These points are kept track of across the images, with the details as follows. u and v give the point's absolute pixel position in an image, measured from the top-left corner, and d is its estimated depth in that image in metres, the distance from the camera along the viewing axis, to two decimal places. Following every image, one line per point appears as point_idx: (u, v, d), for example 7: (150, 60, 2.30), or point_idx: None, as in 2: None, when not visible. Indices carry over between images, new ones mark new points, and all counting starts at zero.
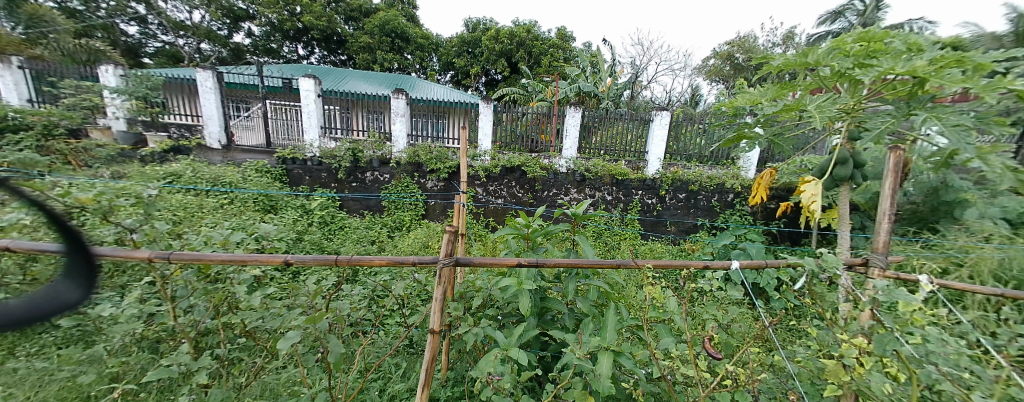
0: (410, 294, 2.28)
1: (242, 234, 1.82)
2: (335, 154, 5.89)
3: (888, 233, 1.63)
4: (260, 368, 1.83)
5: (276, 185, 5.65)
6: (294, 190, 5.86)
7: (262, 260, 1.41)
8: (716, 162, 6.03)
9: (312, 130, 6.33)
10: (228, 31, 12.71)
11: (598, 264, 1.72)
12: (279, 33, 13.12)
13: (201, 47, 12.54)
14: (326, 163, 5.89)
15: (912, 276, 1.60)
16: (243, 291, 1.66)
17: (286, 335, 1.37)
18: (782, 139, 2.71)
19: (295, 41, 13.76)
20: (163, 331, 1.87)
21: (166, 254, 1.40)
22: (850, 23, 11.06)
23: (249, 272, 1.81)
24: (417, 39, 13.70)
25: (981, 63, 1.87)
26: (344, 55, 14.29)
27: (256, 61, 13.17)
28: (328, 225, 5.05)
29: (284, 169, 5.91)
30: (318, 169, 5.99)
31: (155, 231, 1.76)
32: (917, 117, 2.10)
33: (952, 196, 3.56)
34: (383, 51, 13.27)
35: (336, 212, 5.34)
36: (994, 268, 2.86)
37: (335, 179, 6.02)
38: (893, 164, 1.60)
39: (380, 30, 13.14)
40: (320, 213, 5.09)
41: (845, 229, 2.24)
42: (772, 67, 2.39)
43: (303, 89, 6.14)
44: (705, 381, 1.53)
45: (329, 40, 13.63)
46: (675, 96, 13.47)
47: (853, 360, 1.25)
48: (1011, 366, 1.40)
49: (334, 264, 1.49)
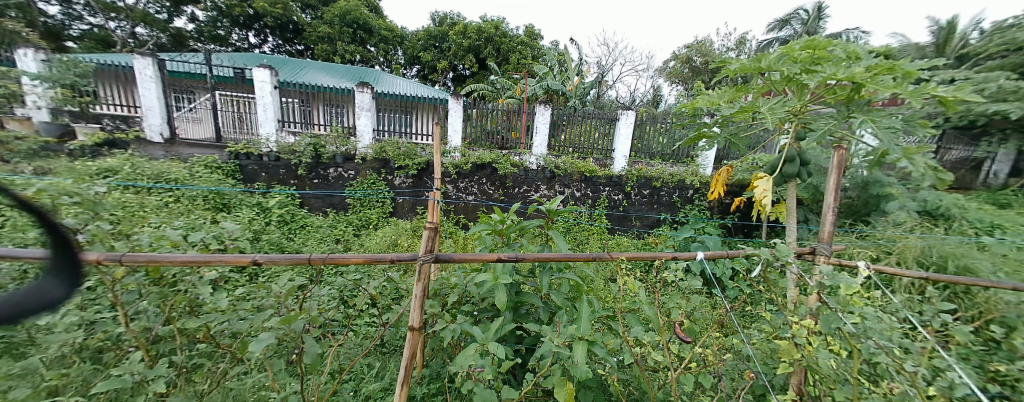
0: (382, 293, 2.22)
1: (199, 233, 1.70)
2: (295, 149, 5.61)
3: (832, 224, 1.78)
4: (224, 374, 1.71)
5: (228, 181, 5.28)
6: (249, 187, 5.52)
7: (228, 260, 1.35)
8: (677, 160, 6.31)
9: (267, 124, 5.99)
10: (167, 15, 11.77)
11: (573, 258, 1.77)
12: (226, 19, 12.27)
13: (136, 31, 11.48)
14: (284, 158, 5.58)
15: (851, 263, 1.76)
16: (206, 292, 1.57)
17: (259, 337, 1.31)
18: (738, 139, 2.85)
19: (245, 28, 13.00)
20: (108, 339, 1.72)
21: (116, 256, 1.29)
22: (796, 31, 11.92)
23: (209, 273, 1.70)
24: (381, 31, 13.27)
25: (908, 71, 2.09)
26: (301, 45, 13.65)
27: (201, 49, 12.23)
28: (289, 224, 4.84)
29: (237, 165, 5.52)
30: (276, 166, 5.64)
31: (101, 232, 1.63)
32: (856, 120, 2.31)
33: (880, 191, 3.95)
34: (344, 43, 12.71)
35: (296, 211, 5.10)
36: (918, 254, 3.22)
37: (293, 176, 5.70)
38: (837, 161, 1.75)
39: (340, 20, 12.56)
40: (279, 211, 4.84)
41: (793, 222, 2.42)
42: (729, 70, 2.55)
43: (257, 80, 5.75)
44: (673, 364, 1.63)
45: (284, 29, 13.04)
46: (638, 97, 13.97)
47: (803, 339, 1.41)
48: (929, 339, 1.59)
49: (307, 263, 1.43)
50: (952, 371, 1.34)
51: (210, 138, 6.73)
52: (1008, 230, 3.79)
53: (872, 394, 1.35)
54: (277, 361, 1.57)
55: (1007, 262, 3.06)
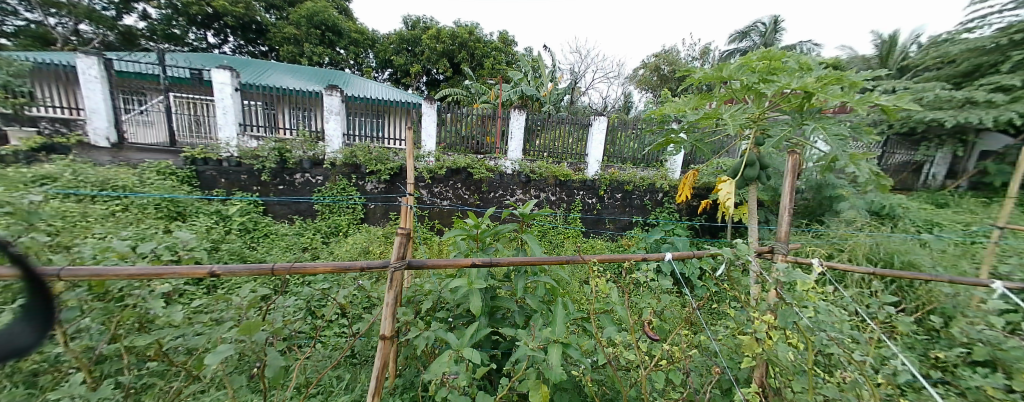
0: (353, 303, 2.13)
1: (150, 243, 1.57)
2: (258, 154, 5.36)
3: (789, 223, 1.87)
4: (178, 392, 1.57)
5: (183, 188, 4.97)
6: (207, 194, 5.22)
7: (183, 272, 1.27)
8: (647, 165, 6.51)
9: (228, 128, 5.72)
10: (116, 12, 11.08)
11: (547, 261, 1.78)
12: (182, 17, 11.66)
13: (80, 28, 10.68)
14: (246, 164, 5.33)
15: (806, 261, 1.86)
16: (159, 305, 1.45)
17: (216, 350, 1.20)
18: (703, 144, 2.97)
19: (203, 28, 12.43)
20: (44, 360, 1.50)
21: (53, 269, 1.18)
22: (754, 42, 12.65)
23: (162, 285, 1.57)
24: (351, 34, 13.01)
25: (853, 82, 2.25)
26: (265, 46, 13.18)
27: (154, 48, 11.54)
28: (251, 233, 4.62)
29: (194, 170, 5.23)
30: (237, 171, 5.38)
31: (36, 244, 1.48)
32: (808, 127, 2.46)
33: (832, 193, 4.23)
34: (312, 44, 12.32)
35: (259, 218, 4.88)
36: (866, 251, 3.46)
37: (256, 182, 5.46)
38: (792, 165, 1.87)
39: (307, 21, 12.20)
40: (240, 219, 4.61)
41: (754, 223, 2.54)
42: (693, 78, 2.66)
43: (216, 81, 5.51)
44: (645, 363, 1.68)
45: (247, 29, 12.59)
46: (610, 103, 14.36)
47: (763, 334, 1.49)
48: (876, 331, 1.70)
49: (271, 273, 1.36)
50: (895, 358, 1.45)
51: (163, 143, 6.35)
52: (944, 227, 4.14)
53: (826, 383, 1.43)
54: (236, 377, 1.45)
55: (943, 257, 3.34)
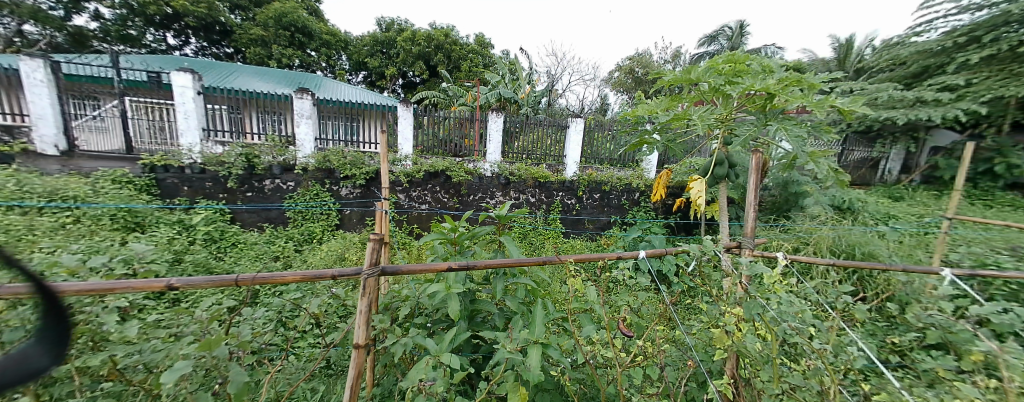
0: (327, 312, 2.06)
1: (102, 257, 1.46)
2: (224, 160, 5.14)
3: (755, 219, 1.95)
4: None
5: (142, 198, 4.70)
6: (168, 203, 4.99)
7: (138, 286, 1.19)
8: (624, 165, 6.65)
9: (190, 133, 5.44)
10: (65, 11, 10.42)
11: (525, 263, 1.79)
12: (139, 17, 11.10)
13: (24, 28, 9.98)
14: (210, 170, 5.09)
15: (771, 255, 1.93)
16: (112, 321, 1.35)
17: (174, 366, 1.14)
18: (675, 144, 3.05)
19: (162, 28, 11.84)
20: None
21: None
22: (722, 46, 13.18)
23: (115, 301, 1.47)
24: (323, 35, 12.73)
25: (812, 84, 2.37)
26: (230, 47, 12.72)
27: (107, 49, 10.92)
28: (218, 243, 4.43)
29: (153, 178, 4.98)
30: (201, 178, 5.15)
31: None
32: (772, 127, 2.57)
33: (798, 189, 4.43)
34: (281, 46, 11.94)
35: (226, 227, 4.69)
36: (829, 244, 3.64)
37: (223, 189, 5.23)
38: (755, 163, 1.97)
39: (276, 22, 11.84)
40: (205, 228, 4.41)
41: (725, 220, 2.63)
42: (664, 81, 2.73)
43: (177, 84, 5.24)
44: (621, 359, 1.70)
45: (210, 30, 12.14)
46: (586, 105, 14.61)
47: (733, 326, 1.55)
48: (839, 320, 1.78)
49: (234, 285, 1.30)
50: (853, 345, 1.52)
51: (120, 150, 6.00)
52: (898, 220, 4.40)
53: (793, 372, 1.49)
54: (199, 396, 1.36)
55: (899, 248, 3.54)
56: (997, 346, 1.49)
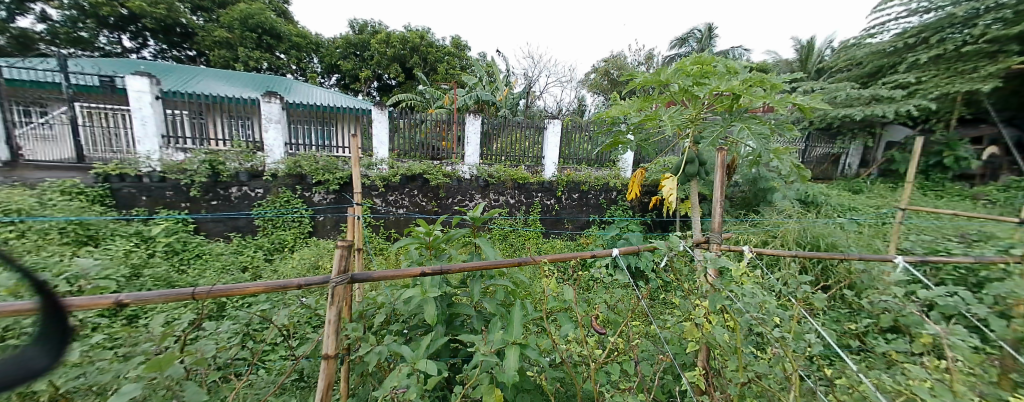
0: (298, 323, 1.98)
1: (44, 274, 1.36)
2: (186, 168, 4.93)
3: (721, 214, 2.02)
4: None
5: (94, 209, 4.43)
6: (124, 214, 4.71)
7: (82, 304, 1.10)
8: (601, 165, 6.76)
9: (147, 140, 5.17)
10: (6, 12, 9.75)
11: (501, 264, 1.78)
12: (90, 19, 10.54)
13: None
14: (171, 179, 4.85)
15: (738, 249, 2.00)
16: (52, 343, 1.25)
17: (122, 390, 1.06)
18: (648, 144, 3.13)
19: (116, 30, 11.24)
20: None
21: None
22: (692, 48, 13.62)
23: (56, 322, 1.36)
24: (292, 37, 12.42)
25: (774, 84, 2.47)
26: (192, 50, 12.23)
27: (56, 53, 10.30)
28: (180, 255, 4.27)
29: (108, 188, 4.70)
30: (161, 187, 4.90)
31: None
32: (736, 126, 2.67)
33: (765, 185, 4.61)
34: (247, 48, 11.54)
35: (189, 238, 4.50)
36: (795, 236, 3.80)
37: (185, 198, 4.99)
38: (721, 160, 2.05)
39: (241, 24, 11.45)
40: (165, 240, 4.22)
41: (697, 216, 2.71)
42: (636, 82, 2.79)
43: (132, 89, 4.98)
44: (595, 356, 1.72)
45: (170, 32, 11.63)
46: (564, 106, 14.80)
47: (703, 319, 1.60)
48: (802, 309, 1.86)
49: (191, 299, 1.23)
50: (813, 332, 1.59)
51: (70, 159, 5.68)
52: (858, 211, 4.65)
53: (759, 361, 1.55)
54: None
55: (859, 238, 3.74)
56: (943, 328, 1.58)
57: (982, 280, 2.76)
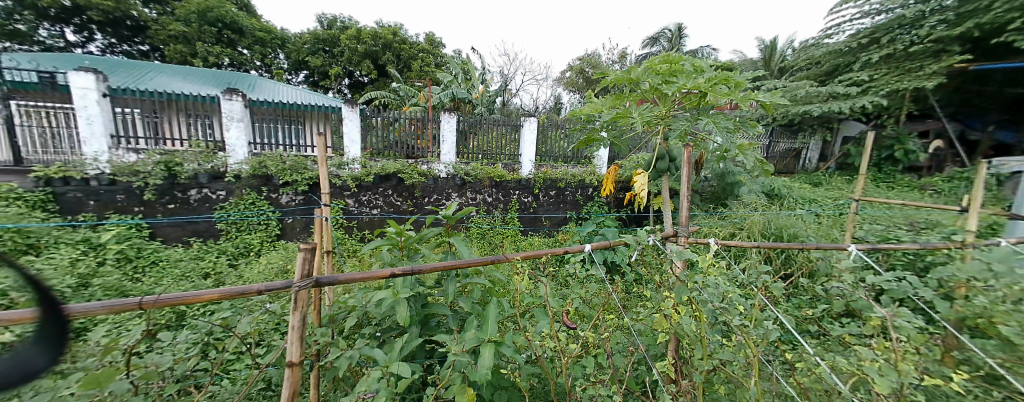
0: (263, 330, 1.90)
1: None
2: (138, 169, 4.66)
3: (688, 209, 2.09)
4: None
5: (36, 215, 4.14)
6: (70, 220, 4.41)
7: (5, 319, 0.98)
8: (577, 162, 6.85)
9: (94, 140, 4.86)
10: None
11: (475, 263, 1.78)
12: (27, 10, 9.77)
13: None
14: (122, 181, 4.57)
15: (704, 241, 2.06)
16: None
17: None
18: (621, 141, 3.18)
19: (59, 23, 10.51)
20: None
21: None
22: (663, 47, 13.96)
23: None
24: (255, 32, 11.94)
25: (737, 82, 2.56)
26: (146, 45, 11.54)
27: None
28: (134, 262, 4.04)
29: (52, 192, 4.39)
30: (111, 191, 4.61)
31: None
32: (703, 122, 2.75)
33: (733, 179, 4.79)
34: (207, 43, 10.99)
35: (143, 244, 4.28)
36: (761, 228, 3.97)
37: (138, 202, 4.71)
38: (687, 157, 2.11)
39: (199, 17, 10.87)
40: (115, 247, 3.99)
41: (668, 210, 2.78)
42: (608, 80, 2.83)
43: (76, 86, 4.66)
44: (568, 351, 1.74)
45: (119, 25, 10.93)
46: (541, 104, 14.89)
47: (672, 311, 1.65)
48: (766, 298, 1.94)
49: (139, 309, 1.12)
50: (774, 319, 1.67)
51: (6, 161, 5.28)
52: (818, 203, 4.91)
53: (725, 348, 1.61)
54: None
55: (819, 228, 3.94)
56: (889, 311, 1.69)
57: (929, 264, 3.00)
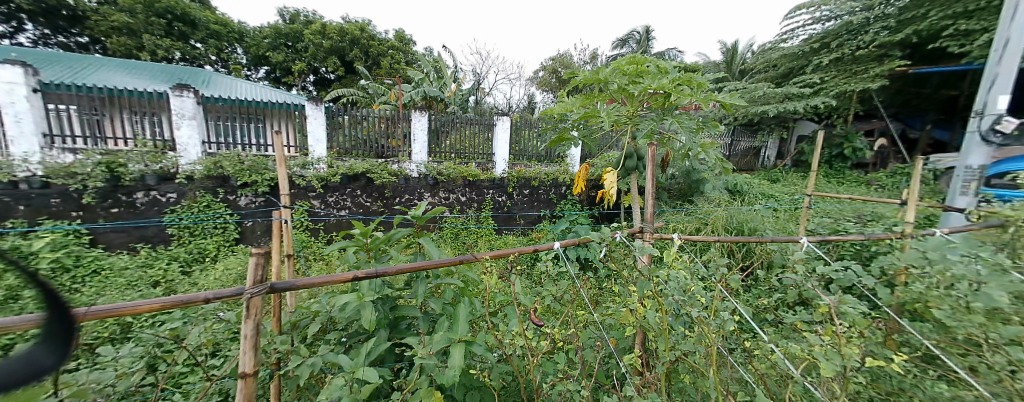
0: (218, 340, 1.80)
1: None
2: (76, 171, 4.30)
3: (653, 205, 2.15)
4: None
5: None
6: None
7: None
8: (550, 161, 6.92)
9: (23, 140, 4.47)
10: None
11: (443, 263, 1.75)
12: None
13: None
14: (56, 184, 4.22)
15: (668, 237, 2.13)
16: None
17: None
18: (591, 140, 3.24)
19: None
20: None
21: None
22: (632, 48, 14.35)
23: None
24: (210, 25, 11.33)
25: (699, 83, 2.66)
26: (85, 36, 10.70)
27: None
28: (72, 271, 3.75)
29: None
30: (44, 195, 4.24)
31: None
32: (667, 121, 2.84)
33: (698, 177, 4.98)
34: (155, 36, 10.31)
35: (82, 252, 3.97)
36: (724, 223, 4.15)
37: (76, 206, 4.36)
38: (652, 155, 2.18)
39: (145, 8, 10.16)
40: (49, 255, 3.67)
41: (637, 207, 2.85)
42: (579, 79, 2.88)
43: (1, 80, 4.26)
44: (538, 348, 1.76)
45: (54, 15, 10.08)
46: (514, 103, 14.95)
47: (636, 305, 1.70)
48: (727, 290, 2.03)
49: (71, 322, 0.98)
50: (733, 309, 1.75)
51: None
52: (776, 199, 5.20)
53: (688, 340, 1.68)
54: None
55: (776, 222, 4.17)
56: (835, 298, 1.81)
57: (872, 253, 3.24)
